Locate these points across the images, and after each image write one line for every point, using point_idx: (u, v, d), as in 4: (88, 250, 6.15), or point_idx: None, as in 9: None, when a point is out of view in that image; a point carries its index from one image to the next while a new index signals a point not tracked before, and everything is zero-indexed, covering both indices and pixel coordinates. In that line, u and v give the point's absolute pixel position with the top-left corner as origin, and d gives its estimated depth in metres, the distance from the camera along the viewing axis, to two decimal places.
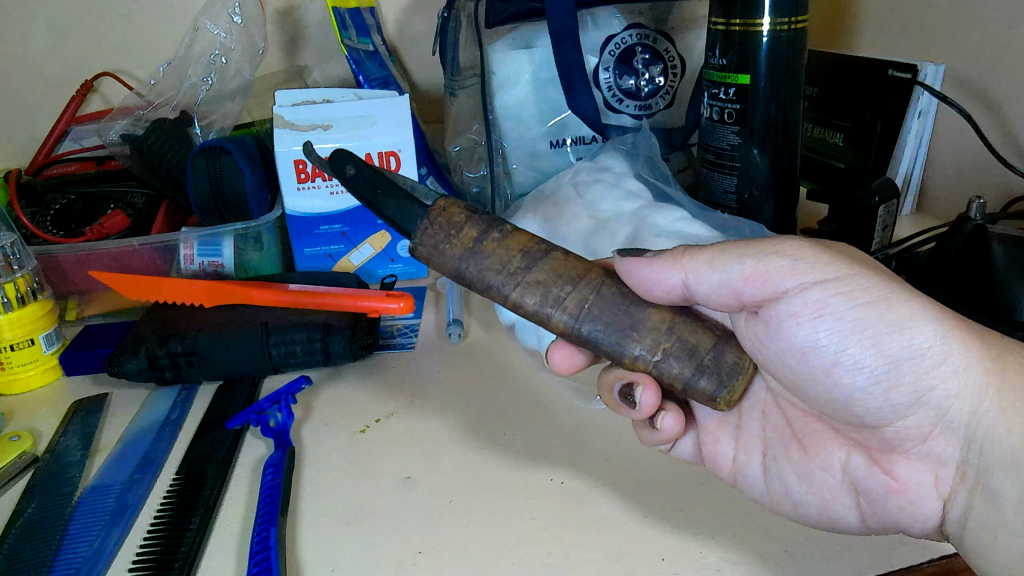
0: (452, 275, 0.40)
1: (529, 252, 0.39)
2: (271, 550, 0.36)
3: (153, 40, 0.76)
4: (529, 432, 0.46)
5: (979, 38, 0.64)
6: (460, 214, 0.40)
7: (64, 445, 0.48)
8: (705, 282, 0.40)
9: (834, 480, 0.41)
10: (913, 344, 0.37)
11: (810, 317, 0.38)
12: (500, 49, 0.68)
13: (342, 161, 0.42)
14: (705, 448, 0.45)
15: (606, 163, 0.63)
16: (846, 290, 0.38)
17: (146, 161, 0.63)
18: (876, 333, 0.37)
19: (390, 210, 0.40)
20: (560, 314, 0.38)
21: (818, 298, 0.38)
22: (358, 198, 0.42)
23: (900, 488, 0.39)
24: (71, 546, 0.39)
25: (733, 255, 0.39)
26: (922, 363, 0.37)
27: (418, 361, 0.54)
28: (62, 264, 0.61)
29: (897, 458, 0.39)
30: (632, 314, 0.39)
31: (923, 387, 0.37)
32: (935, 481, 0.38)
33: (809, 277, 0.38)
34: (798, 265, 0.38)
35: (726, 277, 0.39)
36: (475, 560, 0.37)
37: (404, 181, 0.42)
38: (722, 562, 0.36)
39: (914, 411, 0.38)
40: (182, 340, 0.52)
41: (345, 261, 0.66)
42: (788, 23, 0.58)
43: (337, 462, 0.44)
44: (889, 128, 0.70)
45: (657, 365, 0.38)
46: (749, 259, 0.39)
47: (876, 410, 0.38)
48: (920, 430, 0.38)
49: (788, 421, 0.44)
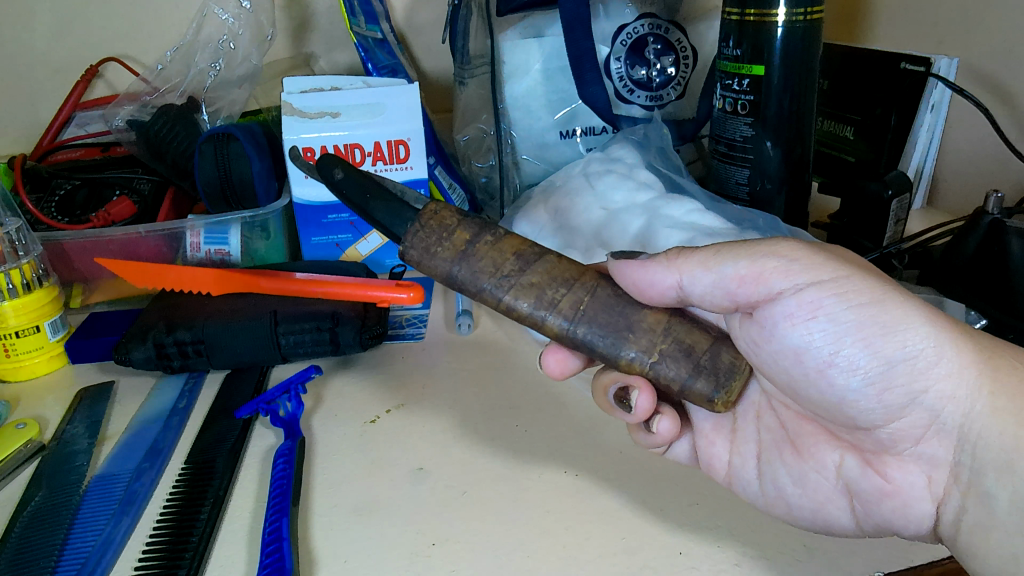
0: (443, 280, 0.39)
1: (522, 254, 0.38)
2: (284, 541, 0.36)
3: (159, 25, 0.75)
4: (541, 424, 0.45)
5: (996, 30, 0.63)
6: (451, 218, 0.39)
7: (71, 433, 0.47)
8: (699, 284, 0.39)
9: (828, 481, 0.41)
10: (906, 346, 0.36)
11: (805, 318, 0.38)
12: (510, 38, 0.67)
13: (328, 165, 0.40)
14: (700, 451, 0.44)
15: (617, 154, 0.62)
16: (841, 287, 0.37)
17: (153, 145, 0.63)
18: (871, 334, 0.37)
19: (380, 215, 0.38)
20: (554, 317, 0.37)
21: (813, 299, 0.37)
22: (343, 203, 0.40)
23: (893, 490, 0.38)
24: (80, 535, 0.39)
25: (727, 256, 0.39)
26: (916, 365, 0.36)
27: (427, 351, 0.54)
28: (68, 251, 0.61)
29: (891, 460, 0.39)
30: (626, 315, 0.38)
31: (917, 389, 0.36)
32: (928, 482, 0.38)
33: (803, 278, 0.38)
34: (792, 265, 0.38)
35: (721, 278, 0.39)
36: (490, 553, 0.36)
37: (392, 186, 0.40)
38: (740, 556, 0.36)
39: (907, 412, 0.37)
40: (190, 329, 0.51)
41: (352, 251, 0.66)
42: (804, 14, 0.57)
43: (348, 452, 0.44)
44: (903, 121, 0.69)
45: (652, 367, 0.37)
46: (744, 260, 0.38)
47: (869, 411, 0.38)
48: (914, 431, 0.37)
49: (782, 424, 0.43)
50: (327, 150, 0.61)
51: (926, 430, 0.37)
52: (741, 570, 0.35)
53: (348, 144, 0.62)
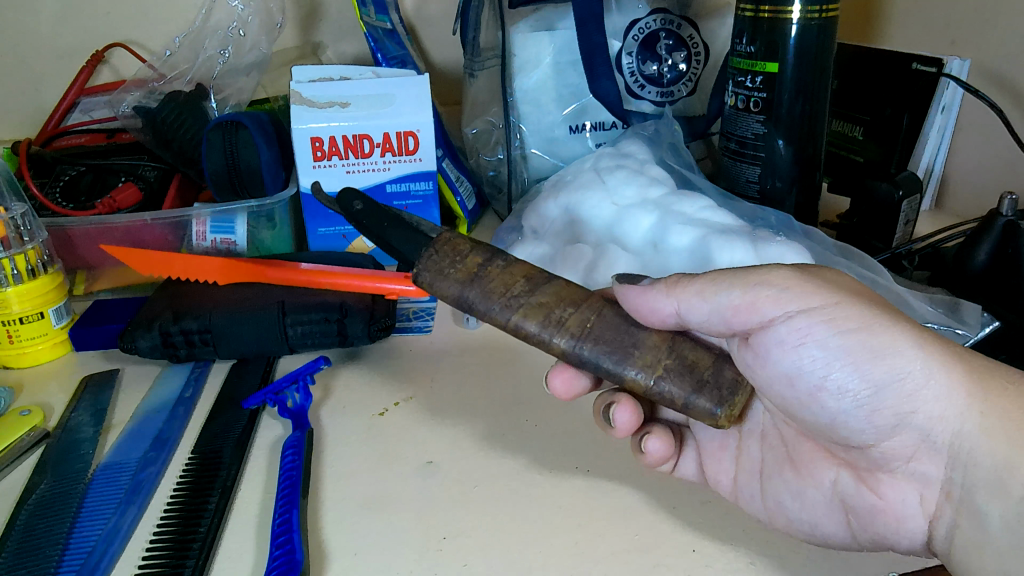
0: (453, 303, 0.39)
1: (532, 278, 0.39)
2: (294, 533, 0.36)
3: (166, 12, 0.75)
4: (552, 419, 0.45)
5: (1009, 32, 0.63)
6: (465, 245, 0.39)
7: (76, 421, 0.47)
8: (697, 312, 0.39)
9: (823, 497, 0.40)
10: (895, 369, 0.36)
11: (796, 344, 0.37)
12: (521, 31, 0.67)
13: (350, 198, 0.44)
14: (708, 470, 0.43)
15: (628, 149, 0.62)
16: (833, 307, 0.37)
17: (158, 132, 0.62)
18: (859, 359, 0.36)
19: (394, 241, 0.41)
20: (560, 338, 0.37)
21: (803, 326, 0.37)
22: (362, 233, 0.43)
23: (885, 507, 0.37)
24: (85, 524, 0.38)
25: (723, 285, 0.38)
26: (904, 388, 0.36)
27: (436, 345, 0.53)
28: (73, 237, 0.60)
29: (884, 477, 0.38)
30: (632, 334, 0.37)
31: (905, 411, 0.36)
32: (921, 500, 0.37)
33: (794, 306, 0.37)
34: (783, 293, 0.37)
35: (717, 307, 0.38)
36: (501, 549, 0.36)
37: (411, 215, 0.42)
38: (754, 555, 0.35)
39: (898, 433, 0.37)
40: (197, 318, 0.51)
41: (359, 242, 0.65)
42: (820, 11, 0.57)
43: (357, 445, 0.43)
44: (914, 122, 0.69)
45: (654, 386, 0.36)
46: (738, 289, 0.38)
47: (860, 431, 0.37)
48: (904, 450, 0.37)
49: (783, 441, 0.43)
50: (336, 140, 0.61)
51: (907, 448, 0.36)
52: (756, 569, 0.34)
53: (357, 135, 0.61)
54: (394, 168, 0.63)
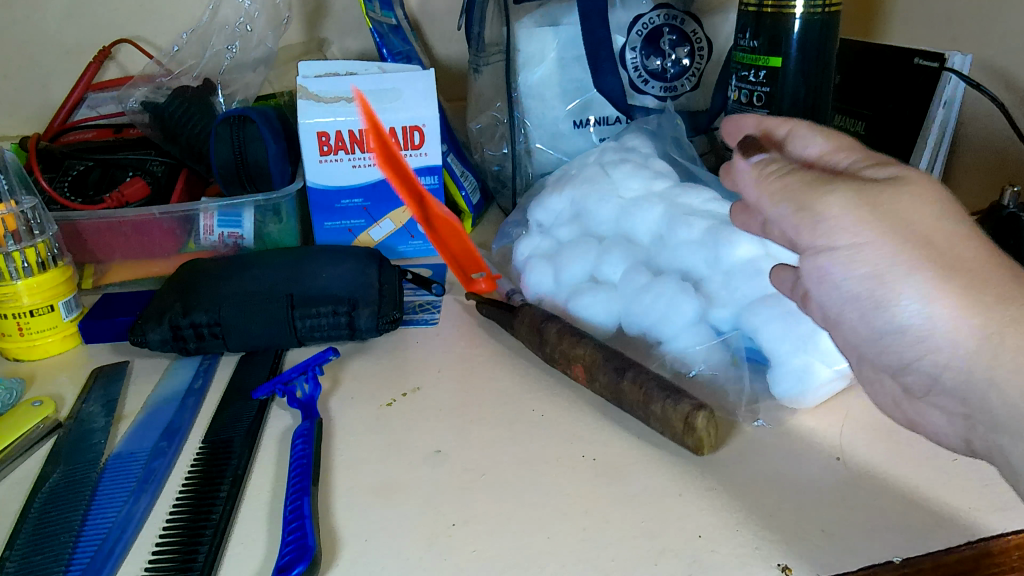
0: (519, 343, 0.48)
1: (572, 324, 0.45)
2: (306, 519, 0.36)
3: (173, 8, 0.75)
4: (558, 409, 0.45)
5: (1010, 27, 0.63)
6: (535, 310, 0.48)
7: (87, 412, 0.47)
8: (784, 220, 0.36)
9: (884, 393, 0.39)
10: (899, 318, 0.34)
11: (826, 272, 0.36)
12: (526, 26, 0.67)
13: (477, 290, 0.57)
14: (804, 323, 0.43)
15: (631, 143, 0.63)
16: (880, 231, 0.33)
17: (167, 127, 0.63)
18: (873, 302, 0.35)
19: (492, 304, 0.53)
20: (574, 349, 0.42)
21: (829, 262, 0.35)
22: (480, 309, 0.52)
23: (919, 425, 0.38)
24: (99, 511, 0.39)
25: (784, 195, 0.36)
26: (905, 338, 0.34)
27: (442, 337, 0.54)
28: (82, 231, 0.61)
29: (921, 401, 0.37)
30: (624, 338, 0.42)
31: (913, 355, 0.35)
32: (950, 422, 0.36)
33: (826, 240, 0.35)
34: (818, 228, 0.35)
35: (778, 213, 0.36)
36: (510, 535, 0.36)
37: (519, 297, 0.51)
38: (759, 539, 0.35)
39: (911, 369, 0.35)
40: (206, 311, 0.51)
41: (365, 236, 0.66)
42: (822, 6, 0.57)
43: (366, 434, 0.44)
44: (916, 115, 0.69)
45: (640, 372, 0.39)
46: (794, 206, 0.35)
47: (886, 360, 0.36)
48: (924, 384, 0.35)
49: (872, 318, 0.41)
50: (342, 135, 0.62)
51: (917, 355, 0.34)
52: (762, 554, 0.34)
53: (363, 130, 0.62)
54: (400, 163, 0.64)
